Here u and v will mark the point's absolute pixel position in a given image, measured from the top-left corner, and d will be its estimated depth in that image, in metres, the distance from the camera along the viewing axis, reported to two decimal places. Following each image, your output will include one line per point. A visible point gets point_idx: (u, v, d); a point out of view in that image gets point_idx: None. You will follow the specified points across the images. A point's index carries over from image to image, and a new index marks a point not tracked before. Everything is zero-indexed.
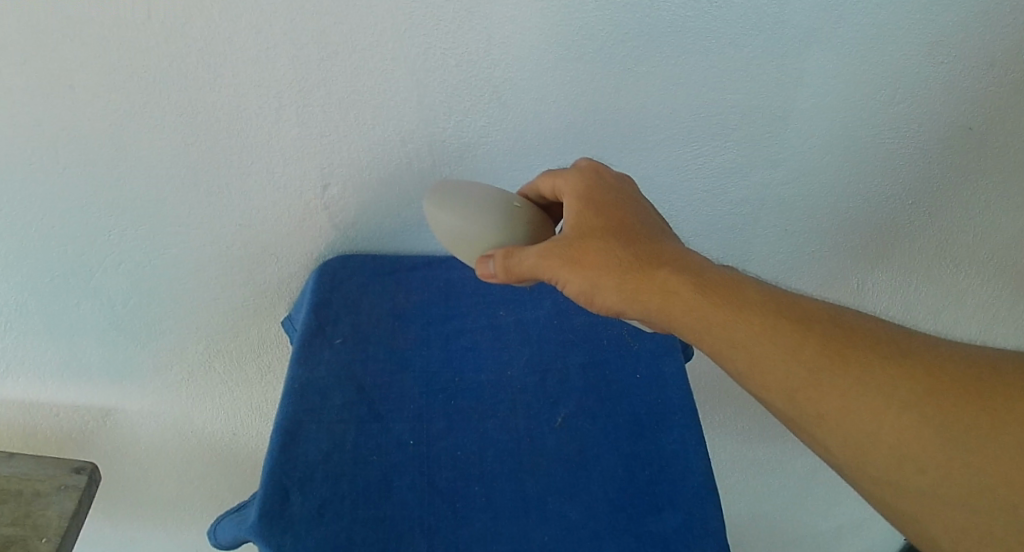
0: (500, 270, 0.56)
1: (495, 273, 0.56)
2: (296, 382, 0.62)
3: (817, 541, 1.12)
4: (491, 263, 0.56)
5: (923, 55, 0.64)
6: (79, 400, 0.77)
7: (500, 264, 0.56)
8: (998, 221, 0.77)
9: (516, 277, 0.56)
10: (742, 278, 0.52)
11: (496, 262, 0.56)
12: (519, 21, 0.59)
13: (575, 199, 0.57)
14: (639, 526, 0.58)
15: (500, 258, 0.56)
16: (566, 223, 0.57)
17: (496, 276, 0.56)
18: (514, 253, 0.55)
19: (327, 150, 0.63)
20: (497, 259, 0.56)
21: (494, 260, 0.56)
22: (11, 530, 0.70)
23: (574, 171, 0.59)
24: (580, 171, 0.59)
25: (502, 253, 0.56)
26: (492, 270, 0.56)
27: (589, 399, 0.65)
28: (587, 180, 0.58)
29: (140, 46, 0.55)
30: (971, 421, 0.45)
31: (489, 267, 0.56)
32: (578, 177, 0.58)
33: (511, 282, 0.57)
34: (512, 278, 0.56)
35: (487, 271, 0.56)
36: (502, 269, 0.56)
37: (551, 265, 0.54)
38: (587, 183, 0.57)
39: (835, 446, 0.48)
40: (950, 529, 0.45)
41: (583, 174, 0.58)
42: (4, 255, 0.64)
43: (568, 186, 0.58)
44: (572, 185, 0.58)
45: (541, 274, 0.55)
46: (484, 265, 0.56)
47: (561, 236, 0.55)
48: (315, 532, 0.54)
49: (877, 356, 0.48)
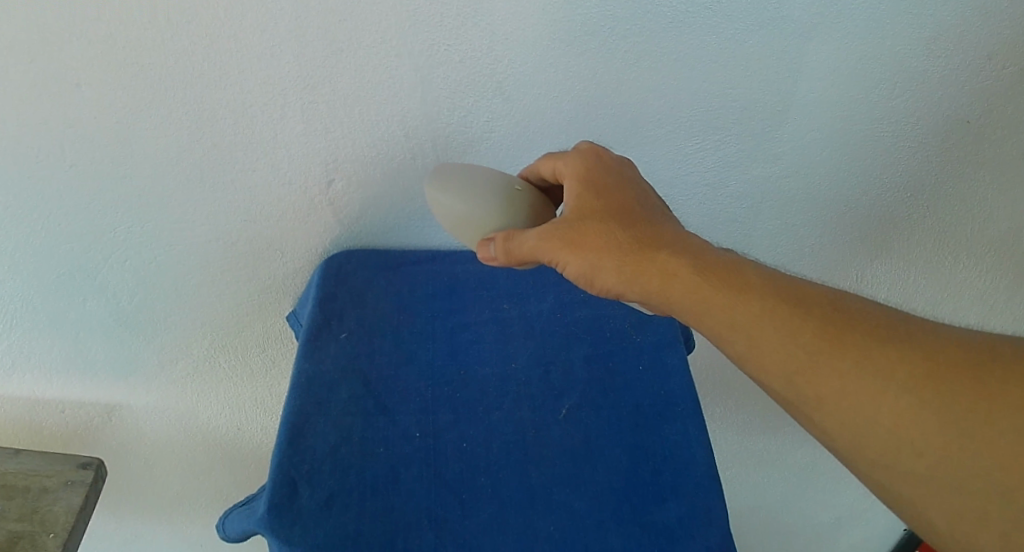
0: (501, 254, 0.56)
1: (495, 256, 0.57)
2: (302, 376, 0.63)
3: (817, 530, 1.12)
4: (492, 246, 0.57)
5: (924, 46, 0.64)
6: (84, 397, 0.77)
7: (501, 248, 0.56)
8: (998, 212, 0.77)
9: (516, 260, 0.56)
10: (742, 262, 0.53)
11: (496, 245, 0.57)
12: (522, 17, 0.59)
13: (575, 183, 0.57)
14: (643, 517, 0.58)
15: (500, 242, 0.56)
16: (567, 206, 0.57)
17: (496, 260, 0.57)
18: (514, 236, 0.56)
19: (332, 146, 0.63)
20: (498, 242, 0.57)
21: (494, 244, 0.57)
22: (17, 526, 0.71)
23: (574, 154, 0.59)
24: (581, 154, 0.59)
25: (503, 237, 0.57)
26: (493, 253, 0.57)
27: (592, 390, 0.65)
28: (588, 164, 0.58)
29: (146, 44, 0.55)
30: (969, 405, 0.45)
31: (489, 251, 0.57)
32: (579, 160, 0.58)
33: (512, 265, 0.57)
34: (512, 262, 0.56)
35: (488, 255, 0.57)
36: (502, 253, 0.56)
37: (551, 248, 0.55)
38: (588, 167, 0.58)
39: (833, 427, 0.48)
40: (945, 512, 0.45)
41: (584, 157, 0.58)
42: (10, 253, 0.65)
43: (569, 169, 0.58)
44: (573, 170, 0.58)
45: (541, 257, 0.55)
46: (484, 248, 0.57)
47: (562, 219, 0.56)
48: (323, 523, 0.54)
49: (876, 337, 0.48)
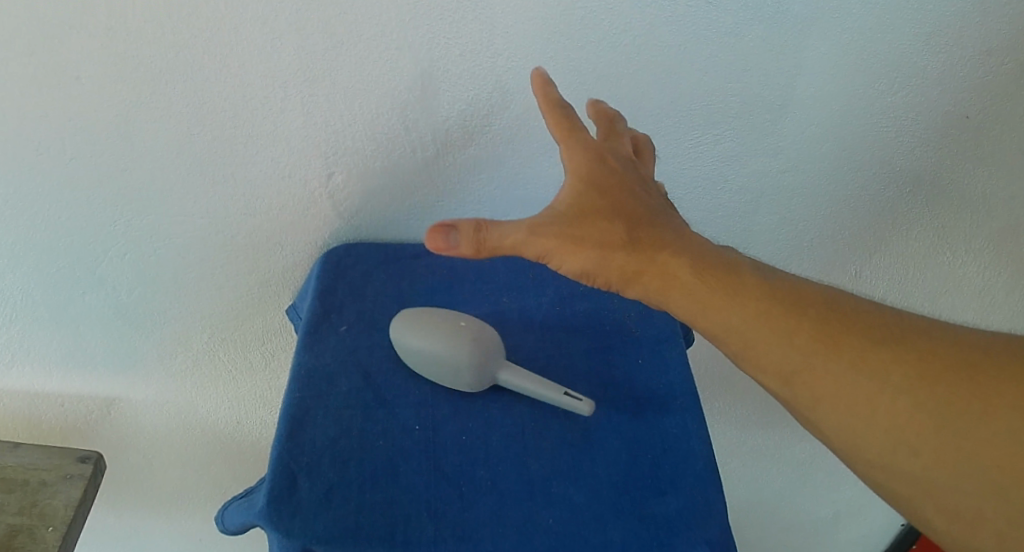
0: (469, 245, 0.49)
1: (458, 245, 0.49)
2: (302, 369, 0.63)
3: (815, 526, 1.13)
4: (455, 235, 0.49)
5: (922, 43, 0.64)
6: (83, 390, 0.77)
7: (471, 239, 0.49)
8: (996, 209, 0.77)
9: (483, 252, 0.50)
10: (741, 263, 0.52)
11: (462, 234, 0.49)
12: (522, 12, 0.59)
13: (571, 175, 0.54)
14: (643, 509, 0.58)
15: (470, 231, 0.49)
16: (563, 198, 0.53)
17: (460, 249, 0.49)
18: (489, 229, 0.50)
19: (332, 139, 0.63)
20: (465, 231, 0.50)
21: (460, 233, 0.49)
22: (17, 519, 0.70)
23: (581, 145, 0.54)
24: (586, 148, 0.54)
25: (473, 227, 0.50)
26: (453, 242, 0.49)
27: (592, 383, 0.65)
28: (593, 162, 0.54)
29: (147, 36, 0.55)
30: (965, 406, 0.46)
31: (450, 238, 0.49)
32: (584, 157, 0.54)
33: (470, 254, 0.50)
34: (480, 254, 0.50)
35: (445, 242, 0.49)
36: (470, 243, 0.49)
37: (543, 243, 0.50)
38: (586, 158, 0.54)
39: (830, 426, 0.49)
40: (942, 509, 0.47)
41: (589, 152, 0.54)
42: (11, 246, 0.65)
43: (570, 163, 0.54)
44: (571, 160, 0.54)
45: (527, 251, 0.50)
46: (446, 234, 0.49)
47: (558, 214, 0.52)
48: (323, 516, 0.55)
49: (871, 339, 0.49)
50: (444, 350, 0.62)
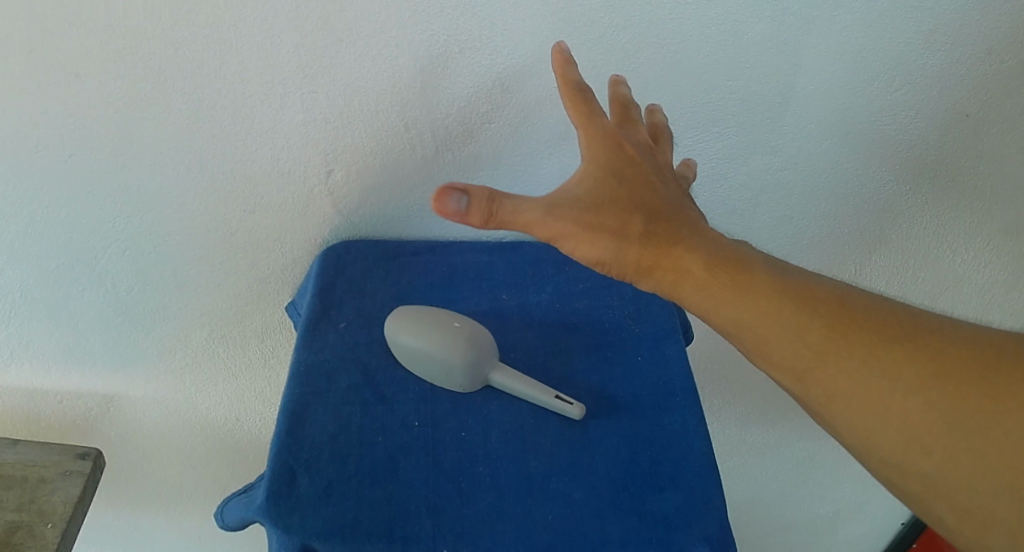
0: (481, 214, 0.47)
1: (466, 209, 0.46)
2: (301, 366, 0.63)
3: (814, 525, 1.13)
4: (463, 198, 0.46)
5: (921, 41, 0.64)
6: (82, 387, 0.77)
7: (482, 208, 0.47)
8: (997, 206, 0.77)
9: (492, 221, 0.47)
10: (753, 258, 0.52)
11: (473, 199, 0.47)
12: (522, 9, 0.59)
13: (587, 163, 0.53)
14: (642, 505, 0.58)
15: (482, 201, 0.47)
16: (580, 184, 0.52)
17: (468, 216, 0.46)
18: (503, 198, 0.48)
19: (332, 136, 0.63)
20: (476, 199, 0.47)
21: (470, 197, 0.47)
22: (15, 516, 0.70)
23: (599, 134, 0.54)
24: (603, 137, 0.54)
25: (485, 197, 0.47)
26: (462, 205, 0.46)
27: (591, 380, 0.65)
28: (612, 151, 0.53)
29: (147, 32, 0.55)
30: (976, 405, 0.46)
31: (457, 201, 0.46)
32: (603, 145, 0.53)
33: (475, 223, 0.47)
34: (488, 226, 0.47)
35: (451, 204, 0.46)
36: (482, 210, 0.47)
37: (559, 228, 0.49)
38: (604, 145, 0.53)
39: (843, 423, 0.49)
40: (955, 507, 0.47)
41: (607, 141, 0.54)
42: (10, 242, 0.65)
43: (588, 151, 0.53)
44: (588, 145, 0.53)
45: (539, 231, 0.49)
46: (452, 196, 0.46)
47: (574, 199, 0.50)
48: (322, 511, 0.55)
49: (883, 337, 0.49)
50: (435, 349, 0.62)
